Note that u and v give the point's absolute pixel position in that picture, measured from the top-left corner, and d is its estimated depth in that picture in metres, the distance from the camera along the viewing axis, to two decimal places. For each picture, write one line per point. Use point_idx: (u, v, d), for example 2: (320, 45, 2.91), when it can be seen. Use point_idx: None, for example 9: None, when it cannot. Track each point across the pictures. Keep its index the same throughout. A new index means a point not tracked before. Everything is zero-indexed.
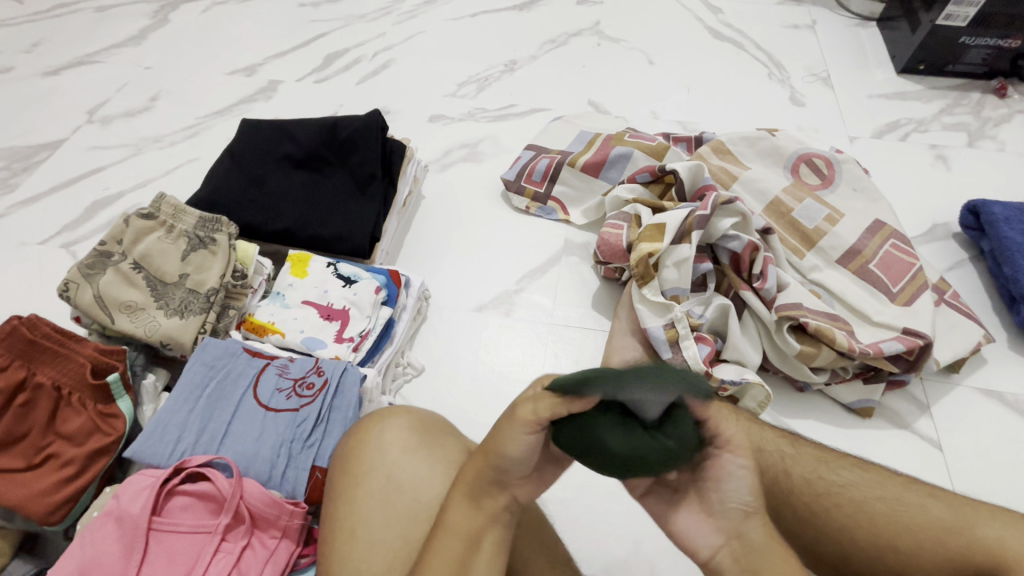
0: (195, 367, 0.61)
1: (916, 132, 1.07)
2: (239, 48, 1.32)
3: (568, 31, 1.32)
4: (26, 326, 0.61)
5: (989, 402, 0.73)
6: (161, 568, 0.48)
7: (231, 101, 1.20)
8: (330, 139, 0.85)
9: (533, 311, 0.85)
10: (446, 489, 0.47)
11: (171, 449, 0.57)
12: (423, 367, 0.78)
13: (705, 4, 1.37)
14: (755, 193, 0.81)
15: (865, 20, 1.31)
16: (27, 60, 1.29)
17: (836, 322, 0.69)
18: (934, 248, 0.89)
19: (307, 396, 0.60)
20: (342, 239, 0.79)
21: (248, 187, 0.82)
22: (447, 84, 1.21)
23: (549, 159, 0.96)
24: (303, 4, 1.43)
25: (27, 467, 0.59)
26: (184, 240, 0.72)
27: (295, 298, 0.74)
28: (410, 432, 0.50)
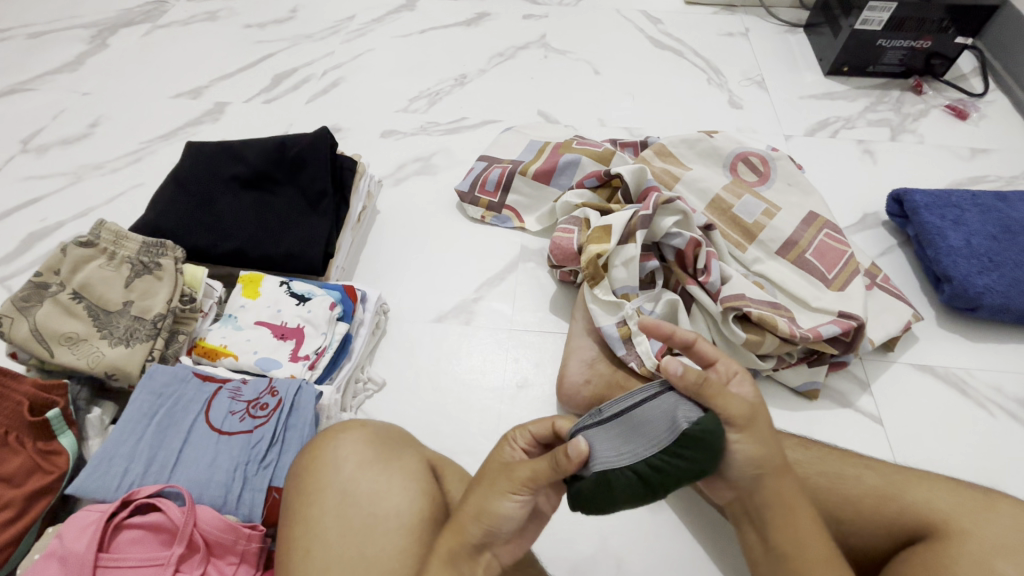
0: (143, 395, 0.60)
1: (844, 129, 1.14)
2: (184, 71, 1.30)
3: (515, 44, 1.35)
4: None
5: (922, 377, 0.78)
6: None
7: (177, 125, 1.18)
8: (278, 158, 0.85)
9: (492, 318, 0.86)
10: (403, 500, 0.47)
11: (118, 482, 0.55)
12: (385, 381, 0.78)
13: (645, 16, 1.43)
14: (697, 192, 0.85)
15: (793, 26, 1.39)
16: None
17: (777, 310, 0.72)
18: (866, 236, 0.94)
19: (261, 416, 0.59)
20: (294, 258, 0.79)
21: (196, 210, 0.81)
22: (398, 100, 1.22)
23: (501, 168, 0.98)
24: (249, 25, 1.42)
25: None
26: (127, 267, 0.70)
27: (247, 319, 0.73)
28: (365, 446, 0.51)
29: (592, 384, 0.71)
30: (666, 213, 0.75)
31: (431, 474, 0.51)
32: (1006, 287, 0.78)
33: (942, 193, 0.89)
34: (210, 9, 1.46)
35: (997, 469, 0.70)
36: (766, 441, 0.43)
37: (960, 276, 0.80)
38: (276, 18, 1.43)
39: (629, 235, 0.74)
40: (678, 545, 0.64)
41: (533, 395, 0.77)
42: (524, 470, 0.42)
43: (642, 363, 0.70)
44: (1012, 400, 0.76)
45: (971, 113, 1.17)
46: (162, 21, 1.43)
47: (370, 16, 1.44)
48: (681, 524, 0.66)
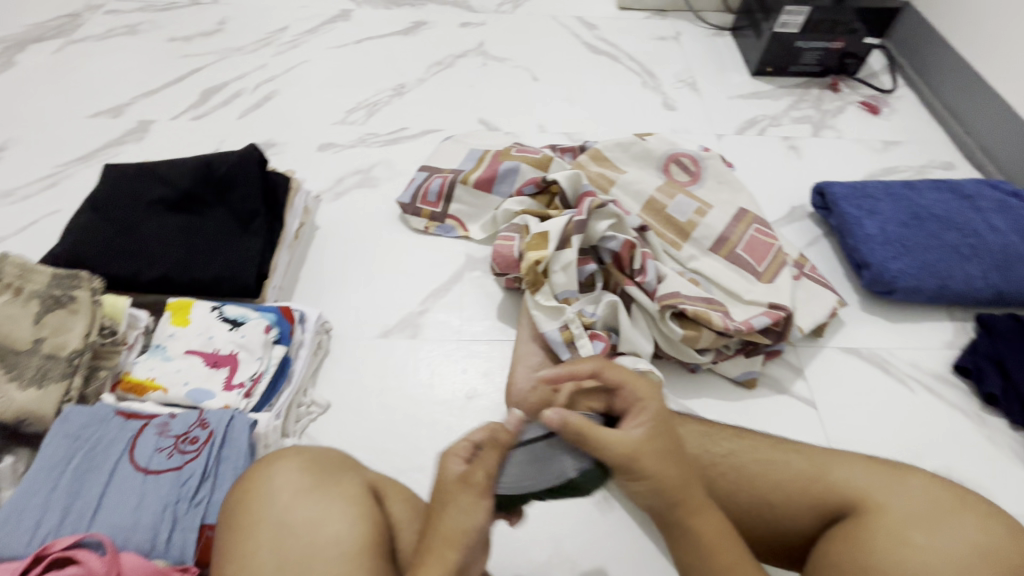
0: (58, 439, 0.56)
1: (770, 127, 1.20)
2: (103, 88, 1.23)
3: (453, 53, 1.35)
4: None
5: (850, 359, 0.82)
6: None
7: (96, 146, 1.11)
8: (205, 177, 0.81)
9: (439, 330, 0.85)
10: (341, 527, 0.46)
11: (31, 535, 0.51)
12: (329, 402, 0.76)
13: (580, 21, 1.45)
14: (632, 195, 0.87)
15: (720, 29, 1.46)
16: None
17: (712, 304, 0.75)
18: (793, 228, 0.99)
19: (191, 451, 0.56)
20: (226, 281, 0.76)
21: (117, 236, 0.77)
22: (335, 112, 1.20)
23: (442, 178, 0.97)
24: (174, 38, 1.36)
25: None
26: (36, 302, 0.65)
27: (176, 348, 0.70)
28: (301, 474, 0.49)
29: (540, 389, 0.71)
30: (601, 218, 0.77)
31: (371, 497, 0.50)
32: (918, 270, 0.84)
33: (858, 185, 0.95)
34: (130, 23, 1.39)
35: (917, 441, 0.75)
36: (654, 455, 0.46)
37: (876, 262, 0.85)
38: (202, 31, 1.38)
39: (567, 239, 0.75)
40: (629, 542, 0.66)
41: (483, 405, 0.77)
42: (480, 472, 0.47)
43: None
44: (929, 375, 0.81)
45: (882, 109, 1.25)
46: (76, 36, 1.35)
47: (303, 27, 1.40)
48: (631, 520, 0.67)
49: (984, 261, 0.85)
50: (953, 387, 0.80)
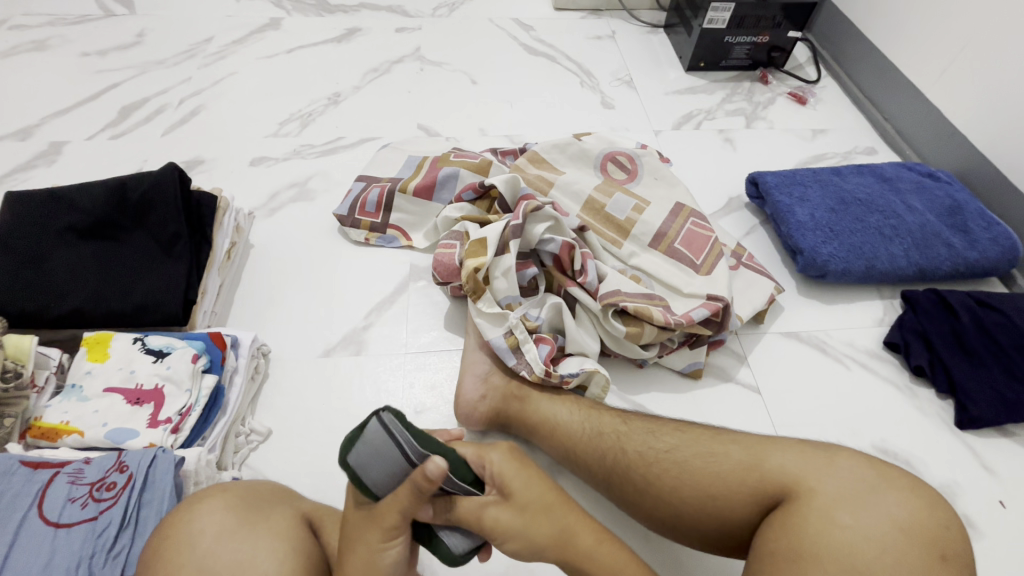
0: None
1: (706, 120, 1.23)
2: (8, 110, 1.14)
3: (389, 58, 1.32)
4: None
5: (790, 342, 0.85)
6: None
7: (2, 172, 1.03)
8: (120, 202, 0.76)
9: (385, 344, 0.83)
10: (271, 564, 0.44)
11: None
12: (270, 429, 0.73)
13: (517, 23, 1.45)
14: (571, 195, 0.87)
15: (654, 27, 1.48)
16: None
17: (652, 300, 0.76)
18: (731, 219, 1.02)
19: (107, 499, 0.53)
20: (148, 310, 0.71)
21: (21, 270, 0.71)
22: (267, 124, 1.15)
23: (380, 188, 0.95)
24: (87, 53, 1.27)
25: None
26: None
27: (93, 387, 0.65)
28: (226, 512, 0.46)
29: (490, 398, 0.70)
30: (539, 221, 0.77)
31: (304, 530, 0.48)
32: (846, 253, 0.88)
33: (788, 174, 0.98)
34: (36, 38, 1.30)
35: (854, 418, 0.78)
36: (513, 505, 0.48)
37: (808, 248, 0.88)
38: (119, 44, 1.30)
39: (505, 244, 0.74)
40: None
41: (432, 418, 0.75)
42: (390, 517, 0.45)
43: (532, 369, 0.70)
44: (862, 352, 0.85)
45: (809, 99, 1.30)
46: None
47: (230, 37, 1.35)
48: None
49: (904, 240, 0.90)
50: (885, 362, 0.84)
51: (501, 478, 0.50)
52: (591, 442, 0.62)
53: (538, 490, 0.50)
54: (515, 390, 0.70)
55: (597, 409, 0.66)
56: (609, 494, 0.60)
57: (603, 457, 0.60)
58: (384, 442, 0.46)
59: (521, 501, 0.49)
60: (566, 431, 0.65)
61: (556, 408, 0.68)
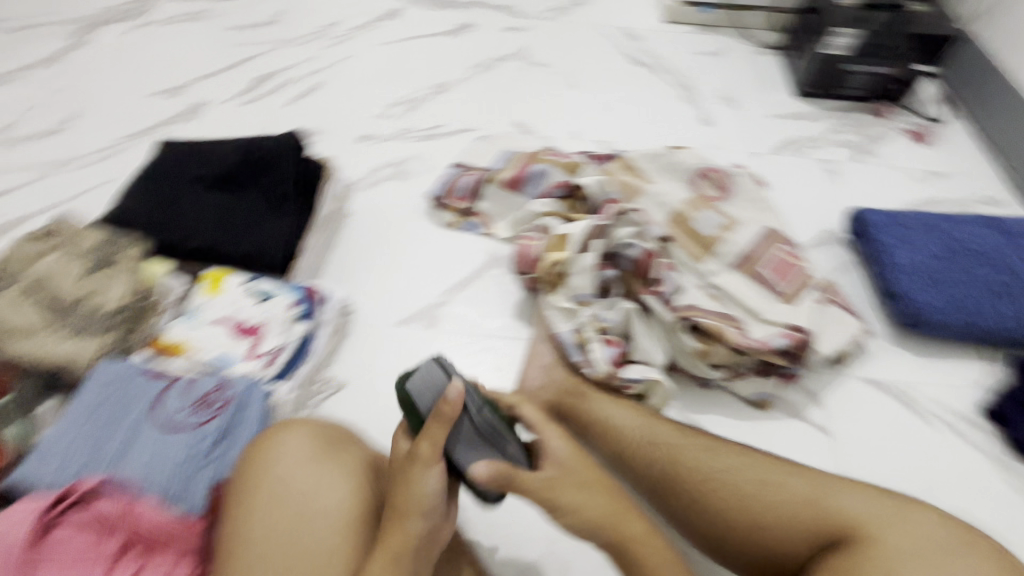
0: (96, 389, 0.61)
1: (808, 149, 1.18)
2: (163, 70, 1.30)
3: (495, 56, 1.38)
4: None
5: (870, 389, 0.80)
6: None
7: (153, 123, 1.18)
8: (245, 159, 0.85)
9: (456, 323, 0.87)
10: (341, 496, 0.49)
11: (68, 472, 0.56)
12: (345, 383, 0.78)
13: (623, 32, 1.46)
14: (658, 205, 0.87)
15: (766, 47, 1.44)
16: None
17: (728, 321, 0.75)
18: (823, 252, 0.97)
19: (208, 413, 0.60)
20: (255, 258, 0.79)
21: (160, 208, 0.82)
22: (375, 105, 1.23)
23: (472, 175, 1.00)
24: (231, 27, 1.43)
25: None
26: (80, 262, 0.70)
27: (206, 314, 0.74)
28: (308, 442, 0.52)
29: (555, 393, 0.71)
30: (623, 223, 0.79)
31: (372, 472, 0.53)
32: (948, 305, 0.81)
33: (894, 214, 0.93)
34: (192, 10, 1.47)
35: (932, 481, 0.72)
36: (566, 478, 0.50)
37: (904, 292, 0.83)
38: (258, 22, 1.45)
39: (586, 242, 0.76)
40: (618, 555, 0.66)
41: None
42: (424, 443, 0.48)
43: (596, 369, 0.71)
44: (952, 415, 0.78)
45: (929, 139, 1.21)
46: (144, 20, 1.44)
47: (354, 23, 1.46)
48: None
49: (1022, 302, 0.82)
50: (979, 430, 0.77)
51: (560, 455, 0.52)
52: (642, 448, 0.62)
53: (592, 471, 0.51)
54: (581, 387, 0.71)
55: (659, 416, 0.65)
56: (657, 505, 0.59)
57: (654, 463, 0.60)
58: (436, 372, 0.53)
59: (577, 479, 0.50)
60: (620, 433, 0.64)
61: (614, 411, 0.67)
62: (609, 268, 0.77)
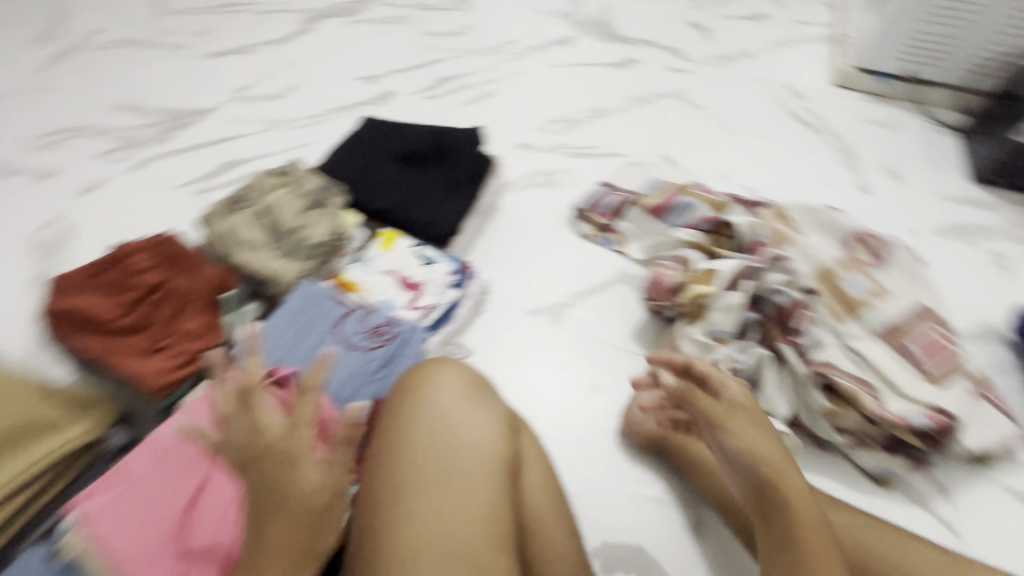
0: (297, 300, 0.76)
1: (978, 238, 1.10)
2: (367, 60, 1.52)
3: (655, 92, 1.45)
4: (159, 243, 0.77)
5: (1014, 502, 0.74)
6: (236, 458, 0.61)
7: (352, 102, 1.38)
8: (434, 144, 1.00)
9: (579, 325, 0.92)
10: (486, 438, 0.59)
11: (268, 358, 0.71)
12: (473, 351, 0.87)
13: (787, 89, 1.48)
14: (806, 257, 0.86)
15: (945, 127, 1.37)
16: (191, 32, 1.53)
17: (868, 387, 0.74)
18: (978, 347, 0.91)
19: (377, 342, 0.72)
20: (426, 226, 0.91)
21: (358, 170, 0.97)
22: (538, 119, 1.35)
23: (619, 197, 1.06)
24: (427, 33, 1.64)
25: (103, 363, 0.72)
26: (303, 199, 0.84)
27: (378, 265, 0.86)
28: (463, 386, 0.63)
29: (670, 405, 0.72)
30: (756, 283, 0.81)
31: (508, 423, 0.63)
32: None
33: None
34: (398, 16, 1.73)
35: None
36: (769, 451, 0.56)
37: None
38: (449, 31, 1.66)
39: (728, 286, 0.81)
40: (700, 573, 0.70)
41: (601, 402, 0.83)
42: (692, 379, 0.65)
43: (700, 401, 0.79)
44: None
45: None
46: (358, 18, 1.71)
47: (530, 45, 1.63)
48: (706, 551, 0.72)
49: None
50: None
51: (747, 406, 0.60)
52: (765, 474, 0.54)
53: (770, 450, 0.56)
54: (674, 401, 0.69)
55: (754, 422, 0.59)
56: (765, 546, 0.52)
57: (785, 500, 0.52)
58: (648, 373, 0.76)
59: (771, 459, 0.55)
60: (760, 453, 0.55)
61: (753, 433, 0.58)
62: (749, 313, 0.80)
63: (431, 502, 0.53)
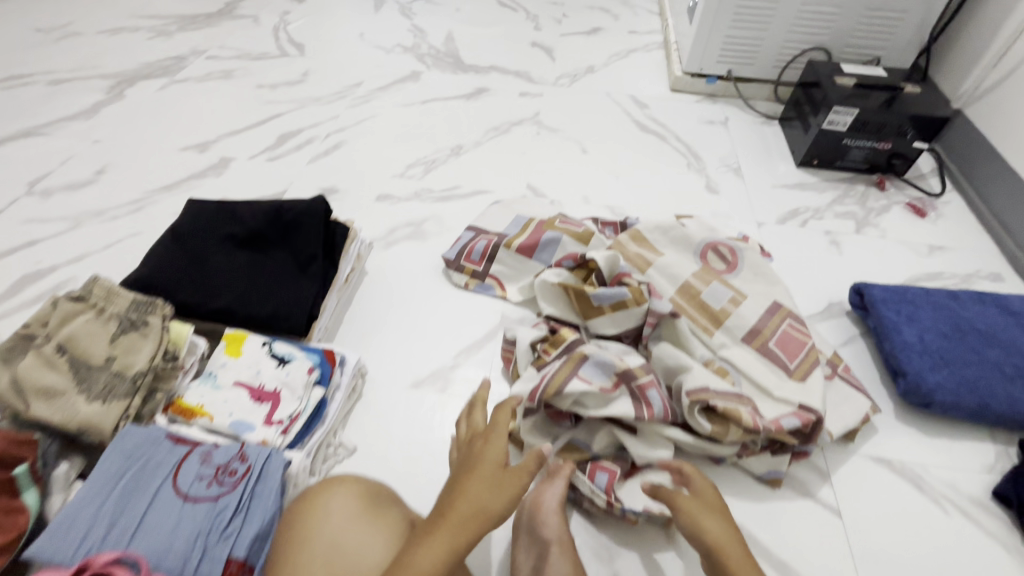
0: (114, 457, 0.61)
1: (812, 219, 1.22)
2: (194, 126, 1.37)
3: (510, 120, 1.46)
4: None
5: (881, 470, 0.81)
6: None
7: (181, 177, 1.23)
8: (273, 220, 0.89)
9: (467, 387, 0.88)
10: (380, 551, 0.54)
11: (78, 544, 0.56)
12: (356, 447, 0.79)
13: (632, 100, 1.55)
14: (668, 277, 0.90)
15: (769, 118, 1.52)
16: None
17: (741, 399, 0.76)
18: (830, 325, 0.99)
19: (228, 484, 0.61)
20: (277, 319, 0.82)
21: (187, 267, 0.85)
22: (396, 165, 1.29)
23: (487, 240, 1.03)
24: (261, 85, 1.53)
25: None
26: (114, 323, 0.72)
27: (225, 379, 0.75)
28: (355, 501, 0.58)
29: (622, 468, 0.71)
30: (627, 316, 0.84)
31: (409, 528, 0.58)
32: (956, 386, 0.83)
33: (898, 289, 0.95)
34: (226, 69, 1.59)
35: (945, 568, 0.72)
36: (716, 525, 0.59)
37: (913, 371, 0.84)
38: (287, 80, 1.55)
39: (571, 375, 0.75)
40: None
41: None
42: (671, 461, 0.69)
43: (595, 499, 0.71)
44: (965, 498, 0.78)
45: (930, 212, 1.26)
46: (180, 76, 1.54)
47: (377, 84, 1.56)
48: None
49: None
50: (991, 515, 0.77)
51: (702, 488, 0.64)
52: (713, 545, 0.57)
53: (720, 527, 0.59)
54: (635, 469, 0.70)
55: (715, 508, 0.61)
56: None
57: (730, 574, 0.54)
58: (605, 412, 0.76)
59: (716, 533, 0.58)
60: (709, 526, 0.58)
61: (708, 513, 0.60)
62: (601, 392, 0.74)
63: (444, 574, 0.51)
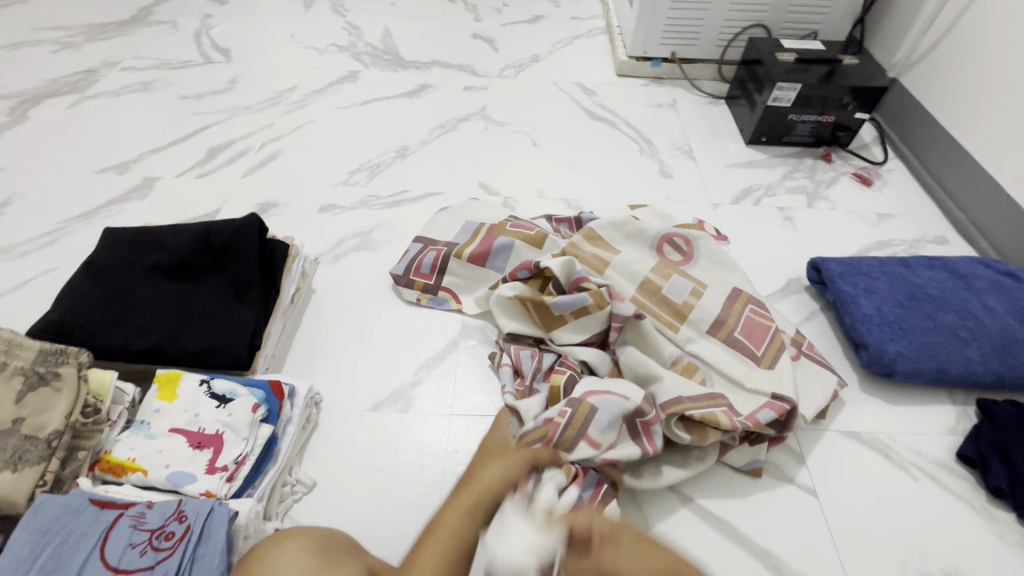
0: (26, 535, 0.54)
1: (765, 197, 1.22)
2: (112, 145, 1.26)
3: (456, 116, 1.40)
4: None
5: (851, 444, 0.81)
6: None
7: (99, 203, 1.12)
8: (203, 245, 0.82)
9: (431, 404, 0.83)
10: None
11: None
12: (315, 482, 0.74)
13: (580, 88, 1.52)
14: (627, 276, 0.87)
15: (716, 98, 1.52)
16: None
17: (714, 400, 0.73)
18: (791, 302, 0.99)
19: (165, 549, 0.55)
20: (215, 353, 0.75)
21: (108, 305, 0.76)
22: (339, 173, 1.22)
23: (436, 251, 0.97)
24: (185, 96, 1.42)
25: None
26: (20, 379, 0.64)
27: (160, 427, 0.67)
28: (309, 556, 0.53)
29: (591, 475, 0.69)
30: (591, 320, 0.81)
31: None
32: (916, 353, 0.84)
33: (854, 262, 0.96)
34: (144, 80, 1.47)
35: (921, 536, 0.73)
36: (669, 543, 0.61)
37: (874, 343, 0.85)
38: (213, 89, 1.45)
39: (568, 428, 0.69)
40: None
41: None
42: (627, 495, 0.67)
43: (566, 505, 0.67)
44: (932, 464, 0.79)
45: (875, 181, 1.29)
46: (91, 91, 1.42)
47: (312, 87, 1.48)
48: None
49: (981, 345, 0.84)
50: (957, 477, 0.78)
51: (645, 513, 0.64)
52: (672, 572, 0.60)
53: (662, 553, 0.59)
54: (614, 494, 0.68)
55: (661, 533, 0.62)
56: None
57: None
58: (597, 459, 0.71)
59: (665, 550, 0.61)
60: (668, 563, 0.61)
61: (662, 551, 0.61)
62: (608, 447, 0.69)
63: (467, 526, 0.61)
